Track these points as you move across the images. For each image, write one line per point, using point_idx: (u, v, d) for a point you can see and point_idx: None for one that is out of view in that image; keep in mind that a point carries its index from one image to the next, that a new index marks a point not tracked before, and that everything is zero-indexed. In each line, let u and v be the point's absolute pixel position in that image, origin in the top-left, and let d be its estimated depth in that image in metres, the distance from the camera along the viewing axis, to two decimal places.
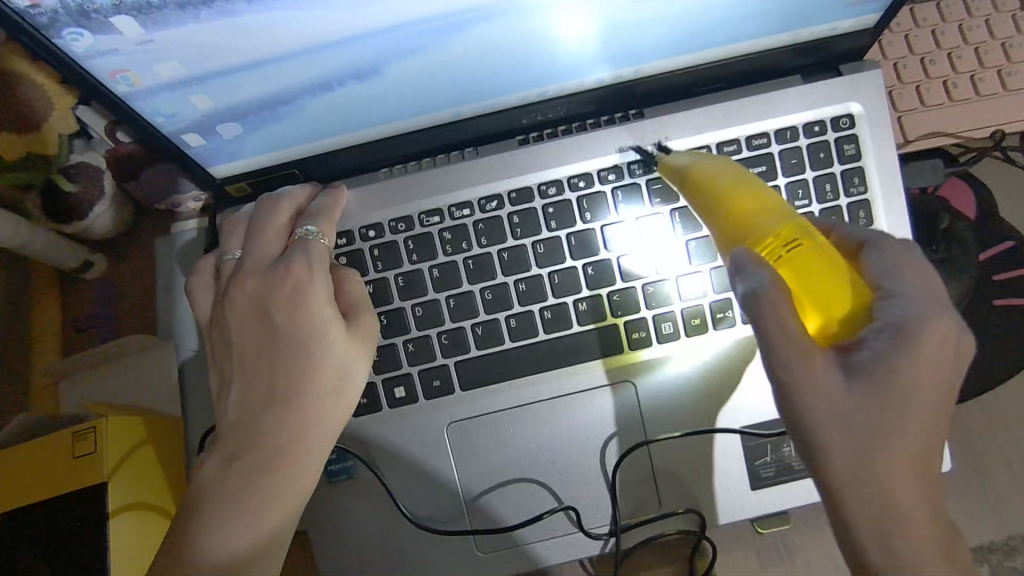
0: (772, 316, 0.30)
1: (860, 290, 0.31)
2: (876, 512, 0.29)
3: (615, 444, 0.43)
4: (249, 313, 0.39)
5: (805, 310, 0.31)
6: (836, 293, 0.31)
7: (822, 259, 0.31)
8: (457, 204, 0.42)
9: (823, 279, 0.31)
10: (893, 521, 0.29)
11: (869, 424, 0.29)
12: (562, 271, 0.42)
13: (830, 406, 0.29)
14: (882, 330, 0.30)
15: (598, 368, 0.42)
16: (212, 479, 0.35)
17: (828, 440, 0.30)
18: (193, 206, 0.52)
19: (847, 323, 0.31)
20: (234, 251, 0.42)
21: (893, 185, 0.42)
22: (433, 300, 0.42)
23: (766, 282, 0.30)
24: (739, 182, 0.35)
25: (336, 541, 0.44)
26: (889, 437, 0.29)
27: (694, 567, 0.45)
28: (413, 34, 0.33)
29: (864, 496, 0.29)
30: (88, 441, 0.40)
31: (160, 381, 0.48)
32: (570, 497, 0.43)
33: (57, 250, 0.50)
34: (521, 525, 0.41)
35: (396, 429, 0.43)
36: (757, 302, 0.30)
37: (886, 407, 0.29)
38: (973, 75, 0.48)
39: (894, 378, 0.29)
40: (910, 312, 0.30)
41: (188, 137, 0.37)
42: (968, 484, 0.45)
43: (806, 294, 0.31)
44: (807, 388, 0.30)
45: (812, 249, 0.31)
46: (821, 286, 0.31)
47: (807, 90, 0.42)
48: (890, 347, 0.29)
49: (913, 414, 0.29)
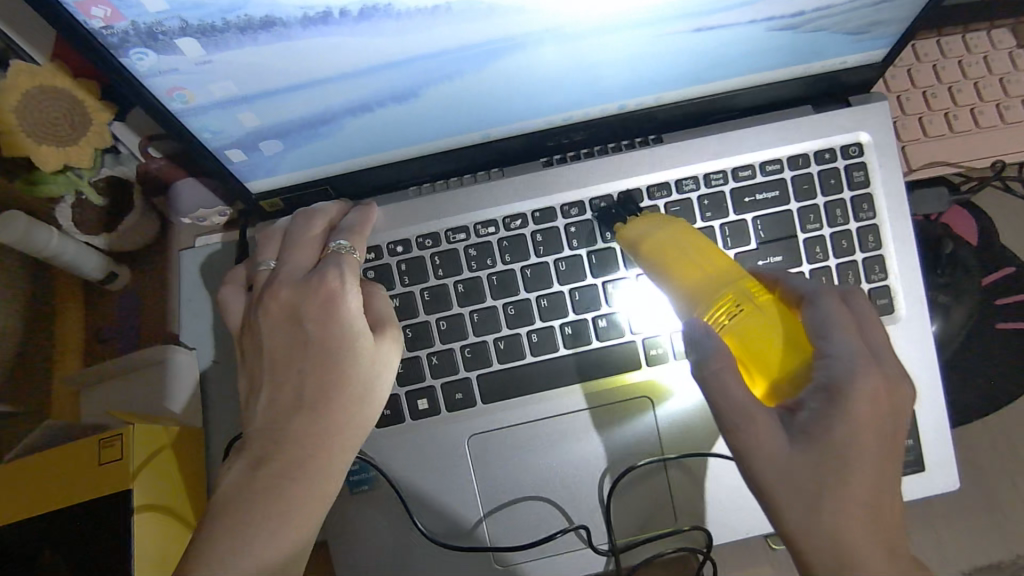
0: (717, 384, 0.32)
1: (798, 349, 0.33)
2: (827, 557, 0.31)
3: (612, 474, 0.44)
4: (282, 321, 0.40)
5: (749, 373, 0.33)
6: (775, 355, 0.32)
7: (760, 321, 0.33)
8: (483, 222, 0.43)
9: (761, 345, 0.33)
10: (845, 565, 0.30)
11: (813, 474, 0.31)
12: (583, 288, 0.43)
13: (777, 460, 0.31)
14: (817, 391, 0.32)
15: (588, 390, 0.43)
16: (240, 482, 0.36)
17: (780, 489, 0.31)
18: (219, 220, 0.53)
19: (790, 382, 0.33)
20: (268, 261, 0.43)
21: (900, 210, 0.44)
22: (457, 315, 0.43)
23: (711, 352, 0.32)
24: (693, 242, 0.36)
25: (351, 551, 0.44)
26: (839, 469, 0.31)
27: None
28: (451, 60, 0.35)
29: (815, 541, 0.31)
30: (116, 447, 0.41)
31: (183, 389, 0.49)
32: (581, 517, 0.43)
33: (86, 262, 0.51)
34: (532, 544, 0.42)
35: (417, 443, 0.44)
36: (703, 375, 0.33)
37: (828, 457, 0.31)
38: (972, 108, 0.51)
39: (831, 436, 0.31)
40: (841, 378, 0.32)
41: (230, 153, 0.39)
42: (974, 503, 0.46)
43: (747, 358, 0.33)
44: (756, 443, 0.32)
45: (754, 314, 0.33)
46: (758, 348, 0.32)
47: (819, 120, 0.44)
48: (823, 415, 0.31)
49: (853, 456, 0.31)
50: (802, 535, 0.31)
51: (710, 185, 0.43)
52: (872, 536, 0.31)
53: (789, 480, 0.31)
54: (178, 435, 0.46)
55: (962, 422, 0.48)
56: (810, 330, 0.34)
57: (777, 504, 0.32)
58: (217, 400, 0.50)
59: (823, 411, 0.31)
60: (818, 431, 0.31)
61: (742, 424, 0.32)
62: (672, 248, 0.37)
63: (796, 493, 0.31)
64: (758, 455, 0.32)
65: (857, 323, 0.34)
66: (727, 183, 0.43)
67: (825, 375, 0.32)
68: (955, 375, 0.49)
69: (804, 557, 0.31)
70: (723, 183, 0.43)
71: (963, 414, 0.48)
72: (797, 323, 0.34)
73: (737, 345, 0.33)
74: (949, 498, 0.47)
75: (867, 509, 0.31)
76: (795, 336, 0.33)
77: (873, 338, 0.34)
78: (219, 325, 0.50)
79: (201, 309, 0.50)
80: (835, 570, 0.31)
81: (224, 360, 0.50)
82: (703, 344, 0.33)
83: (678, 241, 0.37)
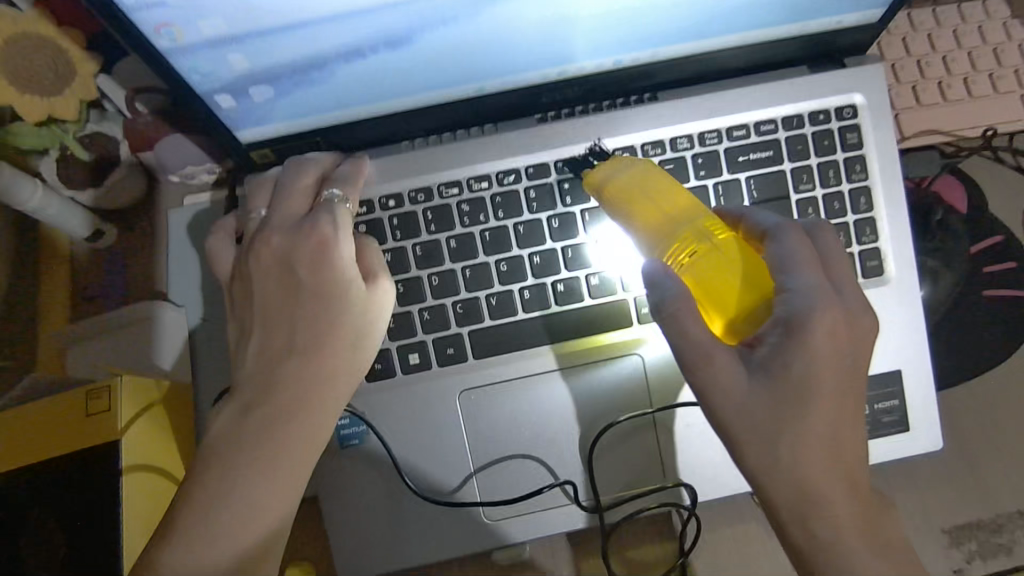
0: (676, 325, 0.33)
1: (754, 286, 0.33)
2: (787, 494, 0.32)
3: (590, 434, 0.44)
4: (273, 267, 0.39)
5: (707, 312, 0.33)
6: (733, 290, 0.33)
7: (719, 260, 0.33)
8: (477, 177, 0.43)
9: (720, 284, 0.33)
10: (806, 498, 0.31)
11: (774, 414, 0.32)
12: (575, 245, 0.43)
13: (755, 402, 0.32)
14: (776, 325, 0.32)
15: (559, 351, 0.43)
16: (230, 426, 0.36)
17: (742, 429, 0.32)
18: (208, 178, 0.53)
19: (749, 320, 0.33)
20: (259, 209, 0.42)
21: (893, 174, 0.44)
22: (449, 271, 0.43)
23: (670, 294, 0.33)
24: (651, 179, 0.35)
25: (340, 506, 0.44)
26: (806, 410, 0.32)
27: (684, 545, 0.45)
28: (446, 5, 0.34)
29: (777, 476, 0.32)
30: (103, 399, 0.41)
31: (168, 349, 0.49)
32: (567, 474, 0.44)
33: (69, 219, 0.50)
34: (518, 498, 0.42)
35: (408, 398, 0.44)
36: (661, 315, 0.33)
37: (790, 401, 0.32)
38: (965, 78, 0.51)
39: (791, 374, 0.32)
40: (798, 311, 0.32)
41: (219, 98, 0.38)
42: (956, 464, 0.47)
43: (706, 299, 0.33)
44: (720, 386, 0.32)
45: (712, 250, 0.33)
46: (714, 287, 0.33)
47: (814, 81, 0.44)
48: (782, 350, 0.32)
49: (823, 396, 0.32)
50: (763, 474, 0.32)
51: (704, 144, 0.43)
52: (838, 486, 0.31)
53: (757, 422, 0.32)
54: (167, 389, 0.45)
55: (947, 385, 0.48)
56: (773, 264, 0.34)
57: (740, 445, 0.32)
58: (208, 358, 0.49)
59: (782, 345, 0.32)
60: (803, 377, 0.32)
61: (702, 365, 0.32)
62: (637, 192, 0.35)
63: (767, 436, 0.32)
64: (720, 396, 0.32)
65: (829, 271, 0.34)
66: (722, 142, 0.43)
67: (785, 310, 0.32)
68: (943, 340, 0.49)
69: (767, 496, 0.32)
70: (717, 142, 0.43)
71: (949, 377, 0.48)
72: (754, 259, 0.33)
73: (694, 286, 0.33)
74: (933, 459, 0.47)
75: (832, 447, 0.32)
76: (750, 271, 0.33)
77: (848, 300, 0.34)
78: (210, 283, 0.50)
79: (189, 266, 0.50)
80: (796, 507, 0.31)
81: (213, 319, 0.50)
82: (664, 284, 0.33)
83: (637, 180, 0.36)
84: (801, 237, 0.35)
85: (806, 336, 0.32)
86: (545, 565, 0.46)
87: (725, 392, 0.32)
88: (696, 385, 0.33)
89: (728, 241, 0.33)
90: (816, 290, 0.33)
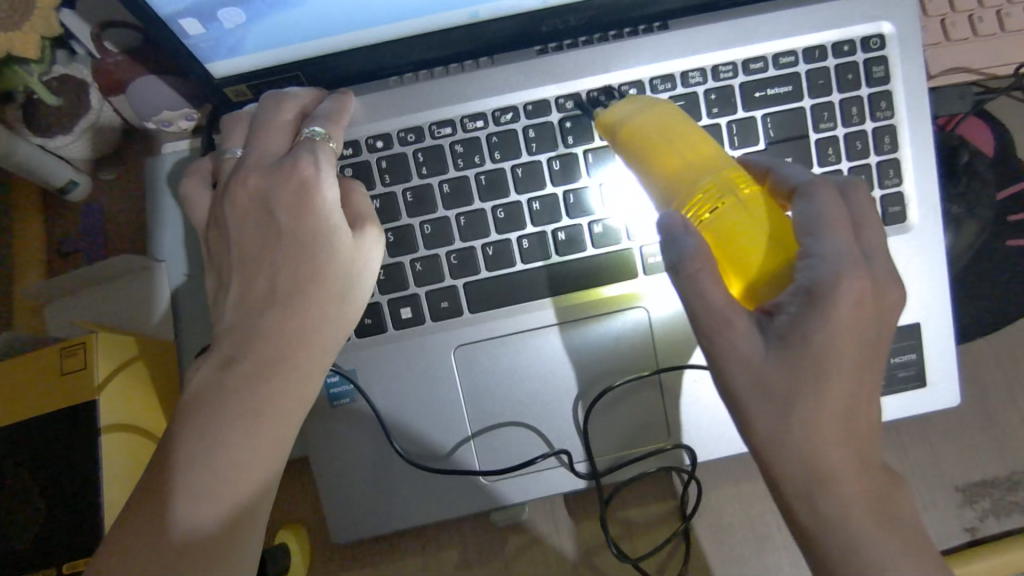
0: (694, 286, 0.30)
1: (779, 245, 0.30)
2: (797, 478, 0.29)
3: (590, 393, 0.41)
4: (250, 211, 0.37)
5: (725, 270, 0.31)
6: (756, 251, 0.30)
7: (743, 216, 0.30)
8: (471, 115, 0.40)
9: (742, 243, 0.30)
10: (815, 482, 0.29)
11: (783, 394, 0.29)
12: (577, 190, 0.40)
13: (773, 365, 0.29)
14: (797, 293, 0.29)
15: (559, 304, 0.41)
16: (209, 380, 0.34)
17: (749, 401, 0.30)
18: (185, 125, 0.49)
19: (771, 282, 0.30)
20: (234, 148, 0.39)
21: (921, 111, 0.40)
22: (442, 218, 0.40)
23: (690, 251, 0.30)
24: (672, 130, 0.34)
25: (329, 468, 0.42)
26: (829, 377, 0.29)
27: (686, 508, 0.43)
28: None
29: (788, 457, 0.29)
30: (78, 356, 0.38)
31: (146, 306, 0.46)
32: (562, 443, 0.42)
33: (41, 167, 0.47)
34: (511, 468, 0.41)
35: (399, 353, 0.41)
36: (678, 275, 0.30)
37: (812, 374, 0.29)
38: (999, 10, 0.47)
39: (809, 346, 0.29)
40: (822, 279, 0.29)
41: (185, 23, 0.34)
42: (974, 420, 0.45)
43: (727, 259, 0.30)
44: (732, 349, 0.30)
45: (735, 206, 0.30)
46: (735, 243, 0.30)
47: (838, 9, 0.40)
48: (800, 320, 0.29)
49: (844, 371, 0.29)
50: (772, 455, 0.29)
51: (718, 79, 0.40)
52: (858, 444, 0.29)
53: (767, 399, 0.29)
54: (148, 347, 0.43)
55: (965, 339, 0.46)
56: (797, 227, 0.31)
57: (747, 421, 0.30)
58: (190, 315, 0.47)
59: (801, 315, 0.29)
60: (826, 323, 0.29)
61: (717, 332, 0.30)
62: (659, 141, 0.34)
63: (778, 411, 0.29)
64: (731, 363, 0.30)
65: (854, 226, 0.31)
66: (737, 77, 0.40)
67: (806, 277, 0.29)
68: (962, 292, 0.47)
69: (773, 476, 0.30)
70: (732, 76, 0.40)
71: (968, 330, 0.46)
72: (780, 219, 0.31)
73: (715, 242, 0.30)
74: (948, 414, 0.45)
75: (847, 418, 0.29)
76: (776, 229, 0.30)
77: (866, 249, 0.31)
78: (189, 235, 0.47)
79: (168, 218, 0.47)
80: (803, 488, 0.29)
81: (196, 274, 0.47)
82: (683, 241, 0.30)
83: (656, 130, 0.34)
84: (831, 194, 0.31)
85: (820, 284, 0.29)
86: (543, 526, 0.44)
87: (739, 353, 0.29)
88: (708, 350, 0.30)
89: (754, 197, 0.31)
90: (837, 235, 0.30)
